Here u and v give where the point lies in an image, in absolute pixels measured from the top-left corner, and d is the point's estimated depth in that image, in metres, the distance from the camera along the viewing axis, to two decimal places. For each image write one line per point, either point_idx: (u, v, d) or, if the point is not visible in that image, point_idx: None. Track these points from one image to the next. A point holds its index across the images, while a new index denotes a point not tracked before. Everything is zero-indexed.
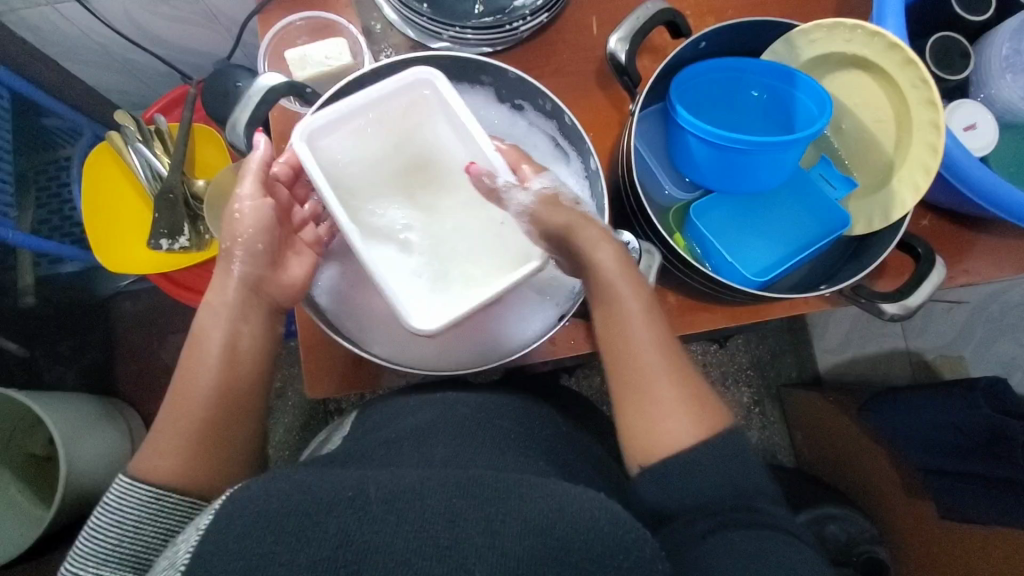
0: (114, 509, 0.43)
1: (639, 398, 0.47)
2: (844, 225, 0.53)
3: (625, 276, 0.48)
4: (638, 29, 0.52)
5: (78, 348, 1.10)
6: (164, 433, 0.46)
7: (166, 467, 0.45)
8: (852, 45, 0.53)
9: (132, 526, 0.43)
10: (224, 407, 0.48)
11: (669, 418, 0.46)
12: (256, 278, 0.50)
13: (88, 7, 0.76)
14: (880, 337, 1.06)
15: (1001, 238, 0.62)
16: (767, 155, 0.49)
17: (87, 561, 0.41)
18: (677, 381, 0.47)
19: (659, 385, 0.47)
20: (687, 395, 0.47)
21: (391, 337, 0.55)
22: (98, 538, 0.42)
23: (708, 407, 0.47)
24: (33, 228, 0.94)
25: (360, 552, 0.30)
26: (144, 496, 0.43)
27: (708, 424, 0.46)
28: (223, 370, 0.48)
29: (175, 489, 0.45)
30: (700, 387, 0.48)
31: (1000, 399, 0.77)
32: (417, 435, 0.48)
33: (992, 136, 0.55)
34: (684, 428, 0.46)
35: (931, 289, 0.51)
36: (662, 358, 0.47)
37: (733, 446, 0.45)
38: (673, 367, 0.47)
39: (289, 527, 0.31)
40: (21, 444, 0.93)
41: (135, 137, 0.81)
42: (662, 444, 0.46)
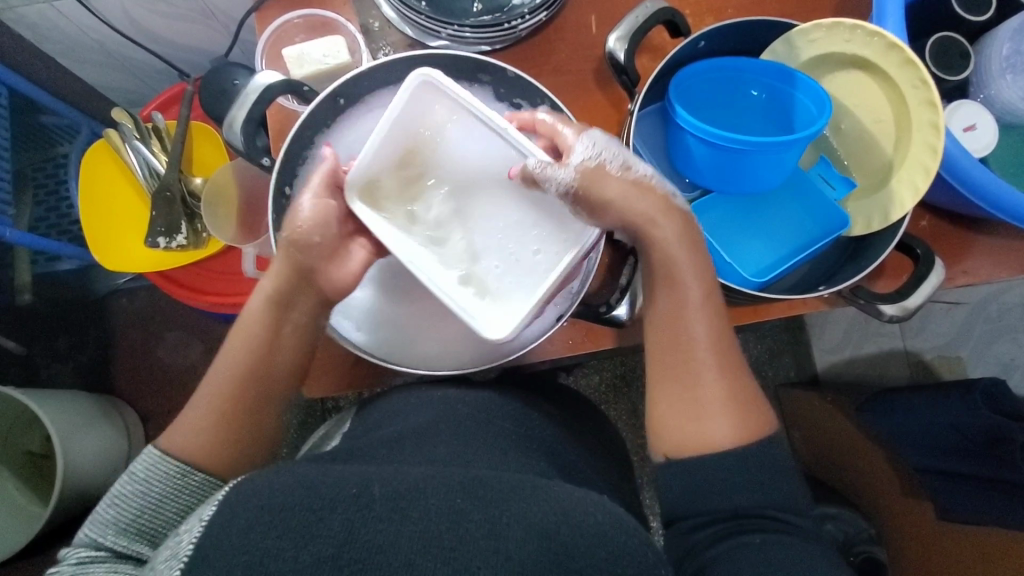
0: (140, 480, 0.45)
1: (691, 390, 0.46)
2: (844, 226, 0.53)
3: (693, 263, 0.47)
4: (638, 27, 0.52)
5: (77, 346, 1.10)
6: (197, 410, 0.48)
7: (194, 443, 0.47)
8: (851, 45, 0.53)
9: (155, 499, 0.45)
10: (259, 392, 0.49)
11: (719, 415, 0.46)
12: (306, 268, 0.49)
13: (86, 4, 0.76)
14: (878, 337, 1.06)
15: (1002, 239, 0.62)
16: (766, 155, 0.49)
17: (107, 528, 0.44)
18: (729, 381, 0.46)
19: (711, 379, 0.46)
20: (739, 395, 0.46)
21: (423, 347, 0.55)
22: (121, 505, 0.45)
23: (757, 409, 0.47)
24: (30, 226, 0.94)
25: (363, 550, 0.30)
26: (170, 470, 0.46)
27: (750, 429, 0.46)
28: (263, 350, 0.49)
29: (201, 467, 0.47)
30: (749, 391, 0.47)
31: (999, 401, 0.78)
32: (418, 434, 0.48)
33: (991, 137, 0.55)
34: (732, 426, 0.45)
35: (930, 289, 0.51)
36: (717, 352, 0.47)
37: (768, 450, 0.45)
38: (724, 366, 0.47)
39: (293, 523, 0.31)
40: (19, 441, 0.93)
41: (132, 134, 0.81)
42: (710, 437, 0.45)
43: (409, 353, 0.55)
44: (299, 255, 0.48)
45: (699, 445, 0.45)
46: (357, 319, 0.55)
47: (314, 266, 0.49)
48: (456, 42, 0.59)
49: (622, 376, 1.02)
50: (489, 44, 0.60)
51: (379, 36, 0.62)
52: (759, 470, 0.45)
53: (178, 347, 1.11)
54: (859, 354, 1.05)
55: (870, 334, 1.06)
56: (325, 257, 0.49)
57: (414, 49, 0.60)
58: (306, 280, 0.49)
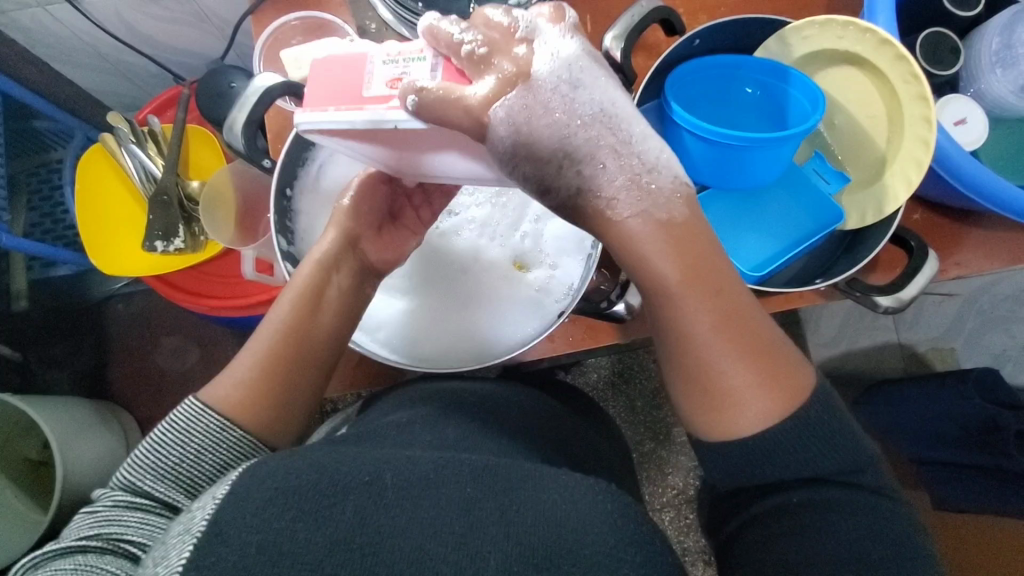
0: (180, 429, 0.44)
1: (707, 386, 0.42)
2: (839, 220, 0.54)
3: (681, 263, 0.39)
4: (634, 26, 0.52)
5: (73, 352, 1.09)
6: (243, 366, 0.47)
7: (238, 399, 0.46)
8: (844, 42, 0.53)
9: (194, 452, 0.43)
10: (302, 358, 0.48)
11: (748, 404, 0.42)
12: (356, 237, 0.52)
13: (79, 7, 0.76)
14: (872, 330, 1.05)
15: (993, 231, 0.63)
16: (762, 151, 0.50)
17: (145, 473, 0.43)
18: (749, 363, 0.41)
19: (729, 373, 0.41)
20: (766, 377, 0.42)
21: (435, 346, 0.56)
22: (159, 451, 0.43)
23: (795, 375, 0.43)
24: (25, 232, 0.94)
25: (375, 534, 0.30)
26: (211, 423, 0.44)
27: (785, 401, 0.42)
28: (303, 311, 0.48)
29: (241, 423, 0.45)
30: (775, 358, 0.42)
31: (992, 390, 0.80)
32: (426, 420, 0.48)
33: (983, 130, 0.56)
34: (764, 407, 0.42)
35: (924, 281, 0.52)
36: (733, 345, 0.41)
37: (825, 417, 0.43)
38: (742, 349, 0.41)
39: (305, 506, 0.31)
40: (16, 448, 0.93)
41: (127, 138, 0.80)
42: (738, 425, 0.43)
43: (408, 351, 0.55)
44: (346, 221, 0.52)
45: (726, 435, 0.43)
46: (376, 332, 0.56)
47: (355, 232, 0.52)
48: None
49: (620, 372, 1.03)
50: None
51: (376, 37, 0.62)
52: (828, 444, 0.43)
53: (176, 352, 1.11)
54: (854, 346, 1.05)
55: (864, 327, 1.05)
56: (373, 227, 0.53)
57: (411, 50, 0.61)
58: (354, 248, 0.52)
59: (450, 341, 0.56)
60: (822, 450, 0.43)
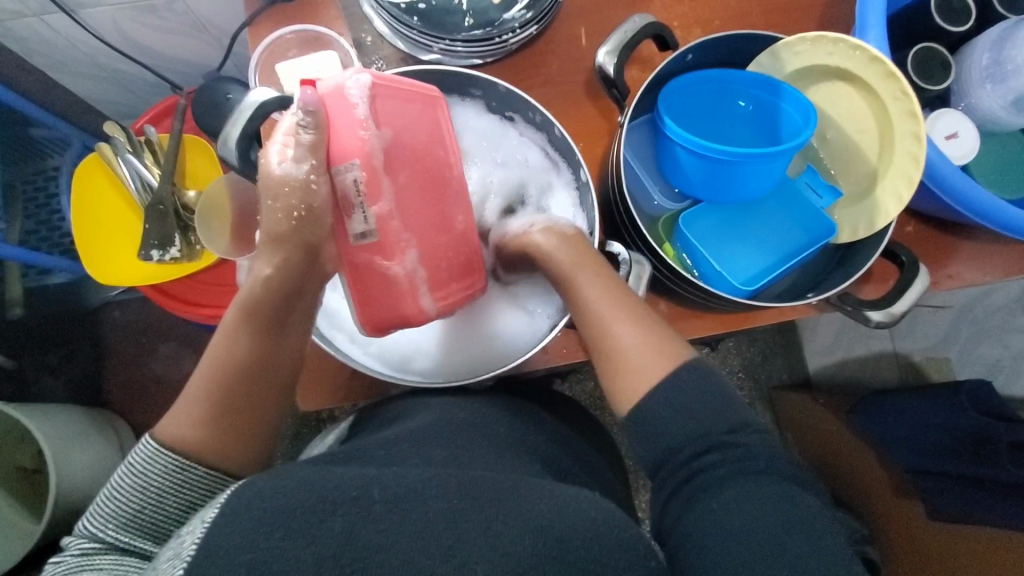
0: (138, 473, 0.45)
1: (603, 347, 0.48)
2: (831, 233, 0.54)
3: (569, 250, 0.50)
4: (626, 42, 0.53)
5: (68, 359, 1.09)
6: (189, 401, 0.47)
7: (193, 437, 0.46)
8: (834, 58, 0.54)
9: (155, 494, 0.44)
10: (256, 378, 0.48)
11: (637, 362, 0.47)
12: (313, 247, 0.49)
13: (75, 17, 0.76)
14: (869, 341, 1.10)
15: (984, 243, 0.63)
16: (755, 166, 0.50)
17: (108, 522, 0.44)
18: (634, 320, 0.48)
19: (622, 336, 0.47)
20: (650, 335, 0.47)
21: (431, 357, 0.57)
22: (118, 499, 0.44)
23: (672, 343, 0.48)
24: (20, 240, 0.95)
25: (364, 549, 0.30)
26: (169, 464, 0.45)
27: (670, 356, 0.47)
28: (258, 338, 0.48)
29: (200, 462, 0.46)
30: (659, 329, 0.48)
31: (983, 400, 0.82)
32: (417, 436, 0.48)
33: (974, 143, 0.57)
34: (654, 366, 0.46)
35: (914, 296, 0.52)
36: (618, 310, 0.48)
37: (695, 377, 0.46)
38: (625, 307, 0.48)
39: (295, 523, 0.31)
40: (10, 457, 0.92)
41: (124, 148, 0.81)
42: (638, 390, 0.46)
43: (403, 367, 0.56)
44: (298, 235, 0.48)
45: (632, 401, 0.47)
46: (366, 345, 0.56)
47: (319, 242, 0.49)
48: (448, 55, 0.60)
49: None
50: (480, 57, 0.61)
51: (371, 49, 0.63)
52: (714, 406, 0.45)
53: (172, 359, 1.11)
54: (849, 356, 1.10)
55: (860, 337, 1.09)
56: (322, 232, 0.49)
57: (406, 63, 0.61)
58: (312, 259, 0.49)
59: (440, 356, 0.57)
60: (697, 404, 0.45)
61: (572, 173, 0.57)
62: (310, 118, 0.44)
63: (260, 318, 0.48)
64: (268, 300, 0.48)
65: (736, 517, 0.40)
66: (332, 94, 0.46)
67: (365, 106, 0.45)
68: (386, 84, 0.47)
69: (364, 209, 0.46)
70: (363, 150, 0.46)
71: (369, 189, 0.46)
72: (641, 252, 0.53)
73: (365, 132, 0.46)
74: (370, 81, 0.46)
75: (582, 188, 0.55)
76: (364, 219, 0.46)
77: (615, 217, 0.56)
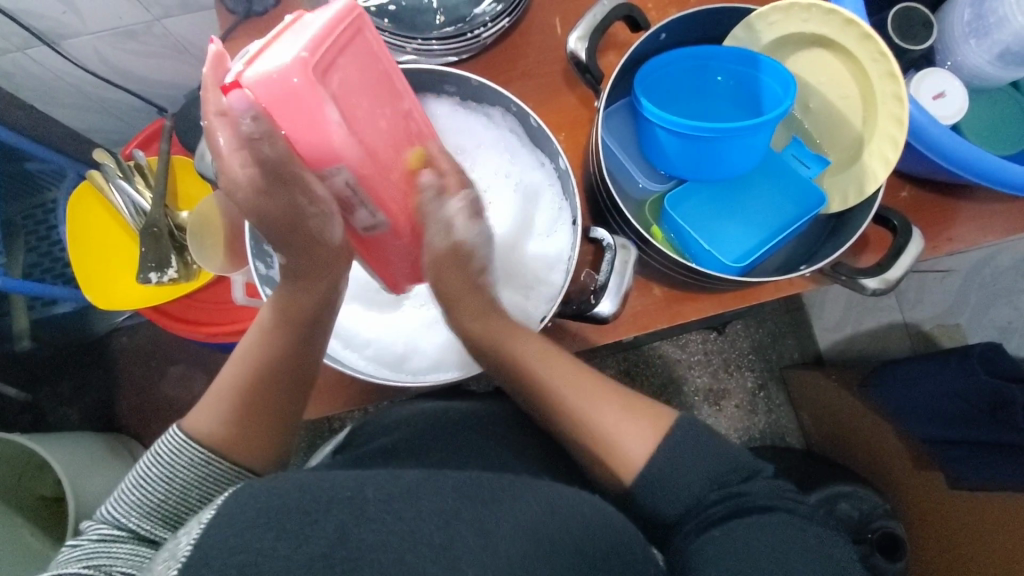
0: (165, 464, 0.44)
1: (589, 437, 0.48)
2: (821, 203, 0.53)
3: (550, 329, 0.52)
4: (597, 25, 0.52)
5: (81, 389, 1.10)
6: (220, 394, 0.47)
7: (221, 434, 0.45)
8: (810, 24, 0.53)
9: (180, 485, 0.44)
10: (291, 376, 0.48)
11: (620, 434, 0.47)
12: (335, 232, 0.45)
13: (58, 48, 0.77)
14: (878, 311, 1.08)
15: (981, 204, 0.62)
16: (736, 139, 0.49)
17: (131, 511, 0.42)
18: (608, 403, 0.49)
19: (604, 423, 0.48)
20: (625, 410, 0.49)
21: (428, 352, 0.56)
22: (144, 488, 0.43)
23: (648, 410, 0.49)
24: (24, 273, 0.96)
25: (355, 550, 0.29)
26: (194, 457, 0.44)
27: (652, 428, 0.48)
28: (291, 339, 0.48)
29: (227, 456, 0.45)
30: (627, 397, 0.50)
31: (995, 364, 0.79)
32: (412, 445, 0.49)
33: (962, 102, 0.55)
34: (644, 438, 0.47)
35: (909, 260, 0.51)
36: (596, 402, 0.49)
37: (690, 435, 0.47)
38: (593, 392, 0.50)
39: (287, 524, 0.29)
40: (32, 487, 0.94)
41: (115, 174, 0.81)
42: (632, 461, 0.46)
43: (399, 367, 0.55)
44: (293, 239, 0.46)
45: (629, 468, 0.47)
46: (358, 348, 0.56)
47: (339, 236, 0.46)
48: (423, 56, 0.59)
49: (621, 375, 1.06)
50: (455, 55, 0.60)
51: None
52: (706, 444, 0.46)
53: (182, 381, 1.12)
54: (859, 329, 1.08)
55: (868, 309, 1.08)
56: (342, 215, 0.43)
57: None
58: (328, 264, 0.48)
59: (432, 355, 0.56)
60: (694, 459, 0.45)
61: (553, 162, 0.56)
62: (256, 125, 0.37)
63: (297, 325, 0.48)
64: (303, 310, 0.48)
65: (761, 546, 0.39)
66: (266, 83, 0.34)
67: (314, 101, 0.35)
68: (317, 49, 0.34)
69: (368, 207, 0.42)
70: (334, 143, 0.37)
71: (364, 192, 0.40)
72: (626, 236, 0.53)
73: (326, 127, 0.36)
74: (311, 58, 0.34)
75: (563, 175, 0.55)
76: (369, 213, 0.42)
77: (600, 204, 0.55)
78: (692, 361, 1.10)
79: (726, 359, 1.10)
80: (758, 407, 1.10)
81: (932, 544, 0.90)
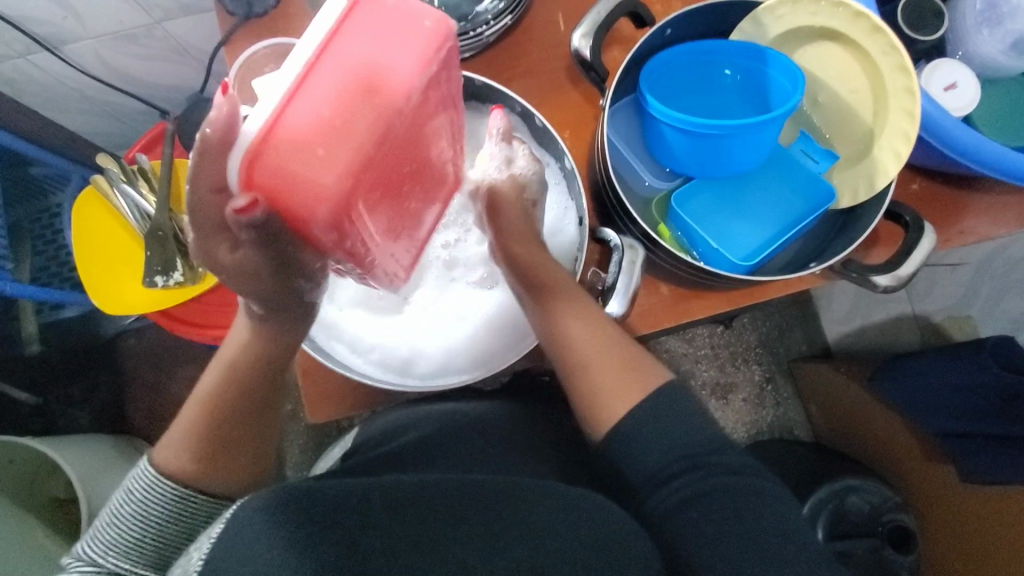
0: (138, 500, 0.43)
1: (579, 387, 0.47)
2: (831, 198, 0.53)
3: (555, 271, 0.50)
4: (601, 22, 0.51)
5: (91, 391, 1.11)
6: (187, 431, 0.45)
7: (193, 467, 0.44)
8: (818, 18, 0.53)
9: (157, 522, 0.43)
10: (262, 396, 0.47)
11: (612, 391, 0.46)
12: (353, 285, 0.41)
13: (59, 54, 0.77)
14: (887, 303, 1.08)
15: (993, 195, 0.61)
16: (746, 136, 0.49)
17: (107, 550, 0.41)
18: (602, 343, 0.48)
19: (596, 370, 0.47)
20: (619, 362, 0.47)
21: (436, 358, 0.56)
22: (118, 528, 0.42)
23: (641, 371, 0.47)
24: (31, 279, 0.96)
25: (361, 557, 0.30)
26: (169, 492, 0.43)
27: (641, 386, 0.46)
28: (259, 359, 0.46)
29: (202, 489, 0.44)
30: (629, 351, 0.48)
31: (1007, 355, 0.81)
32: (423, 450, 0.49)
33: (974, 93, 0.54)
34: (629, 393, 0.46)
35: (922, 256, 0.50)
36: (593, 343, 0.48)
37: (672, 399, 0.45)
38: (594, 330, 0.48)
39: (292, 536, 0.30)
40: (44, 488, 0.95)
41: (118, 178, 0.82)
42: (611, 413, 0.45)
43: (407, 372, 0.55)
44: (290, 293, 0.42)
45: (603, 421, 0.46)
46: (361, 352, 0.55)
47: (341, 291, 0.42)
48: None
49: None
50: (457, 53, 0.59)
51: None
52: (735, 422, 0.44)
53: (189, 382, 1.12)
54: (868, 322, 1.07)
55: (877, 302, 1.08)
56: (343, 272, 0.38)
57: None
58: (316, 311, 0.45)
59: (437, 361, 0.56)
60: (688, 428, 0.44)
61: (559, 163, 0.55)
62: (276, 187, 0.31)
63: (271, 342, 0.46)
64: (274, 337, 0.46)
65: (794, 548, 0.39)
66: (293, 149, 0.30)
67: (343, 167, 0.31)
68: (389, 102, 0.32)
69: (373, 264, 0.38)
70: (333, 206, 0.31)
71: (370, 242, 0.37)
72: (634, 236, 0.52)
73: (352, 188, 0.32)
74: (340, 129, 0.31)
75: (569, 175, 0.54)
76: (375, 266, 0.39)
77: (607, 205, 0.54)
78: (698, 356, 1.09)
79: (733, 353, 1.09)
80: (766, 400, 1.10)
81: (944, 537, 0.89)
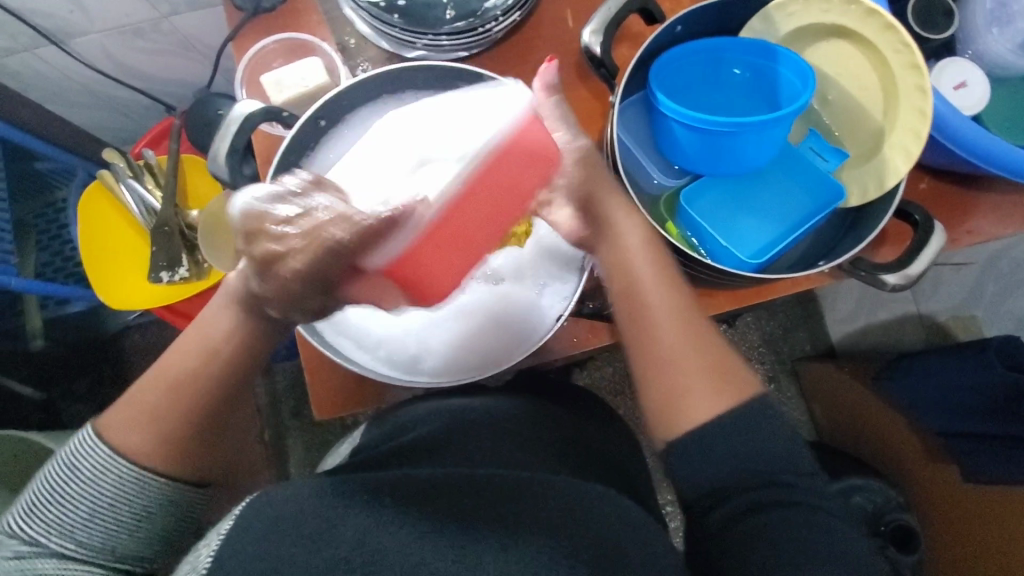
0: (80, 479, 0.42)
1: (658, 386, 0.46)
2: (840, 197, 0.53)
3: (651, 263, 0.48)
4: (612, 19, 0.51)
5: (96, 385, 1.11)
6: (135, 413, 0.43)
7: (142, 451, 0.43)
8: (830, 15, 0.53)
9: (104, 505, 0.42)
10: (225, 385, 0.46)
11: (697, 395, 0.44)
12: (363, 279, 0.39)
13: (66, 48, 0.77)
14: (892, 303, 1.07)
15: (1001, 194, 0.61)
16: (756, 134, 0.49)
17: (49, 528, 0.41)
18: (694, 344, 0.46)
19: (684, 371, 0.45)
20: (711, 364, 0.45)
21: (443, 355, 0.56)
22: (58, 506, 0.41)
23: (733, 378, 0.45)
24: (36, 273, 0.95)
25: (374, 552, 0.30)
26: (115, 475, 0.42)
27: (730, 393, 0.45)
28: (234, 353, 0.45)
29: (151, 473, 0.43)
30: (720, 355, 0.46)
31: (1012, 357, 0.79)
32: (431, 446, 0.50)
33: (983, 93, 0.54)
34: (715, 399, 0.44)
35: (931, 255, 0.50)
36: (687, 343, 0.46)
37: (757, 411, 0.44)
38: (684, 331, 0.46)
39: (306, 531, 0.31)
40: None
41: (125, 173, 0.81)
42: (690, 416, 0.44)
43: (414, 368, 0.55)
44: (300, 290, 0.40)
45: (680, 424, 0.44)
46: (367, 348, 0.55)
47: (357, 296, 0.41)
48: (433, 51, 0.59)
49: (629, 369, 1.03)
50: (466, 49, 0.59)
51: (356, 52, 0.63)
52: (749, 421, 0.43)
53: None
54: (872, 321, 1.07)
55: (882, 301, 1.07)
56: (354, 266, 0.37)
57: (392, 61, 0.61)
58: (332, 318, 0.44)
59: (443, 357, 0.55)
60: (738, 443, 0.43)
61: None
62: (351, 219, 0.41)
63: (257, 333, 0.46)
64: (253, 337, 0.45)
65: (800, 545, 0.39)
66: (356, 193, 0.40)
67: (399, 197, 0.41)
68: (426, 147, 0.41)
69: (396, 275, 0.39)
70: None
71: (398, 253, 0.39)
72: None
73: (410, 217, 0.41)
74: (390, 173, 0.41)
75: None
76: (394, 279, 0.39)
77: None
78: None
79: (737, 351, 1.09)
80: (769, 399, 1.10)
81: (947, 536, 0.89)
